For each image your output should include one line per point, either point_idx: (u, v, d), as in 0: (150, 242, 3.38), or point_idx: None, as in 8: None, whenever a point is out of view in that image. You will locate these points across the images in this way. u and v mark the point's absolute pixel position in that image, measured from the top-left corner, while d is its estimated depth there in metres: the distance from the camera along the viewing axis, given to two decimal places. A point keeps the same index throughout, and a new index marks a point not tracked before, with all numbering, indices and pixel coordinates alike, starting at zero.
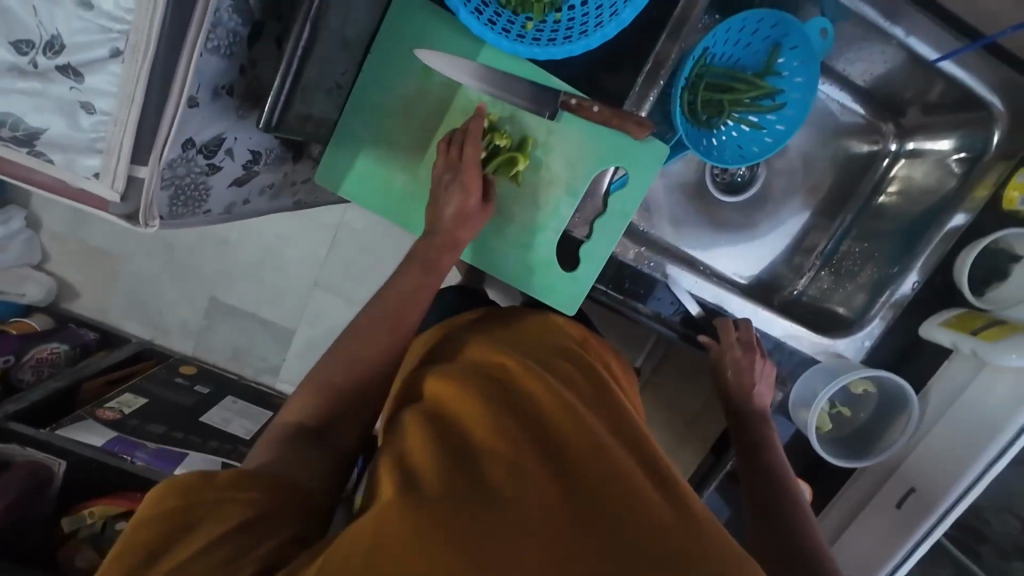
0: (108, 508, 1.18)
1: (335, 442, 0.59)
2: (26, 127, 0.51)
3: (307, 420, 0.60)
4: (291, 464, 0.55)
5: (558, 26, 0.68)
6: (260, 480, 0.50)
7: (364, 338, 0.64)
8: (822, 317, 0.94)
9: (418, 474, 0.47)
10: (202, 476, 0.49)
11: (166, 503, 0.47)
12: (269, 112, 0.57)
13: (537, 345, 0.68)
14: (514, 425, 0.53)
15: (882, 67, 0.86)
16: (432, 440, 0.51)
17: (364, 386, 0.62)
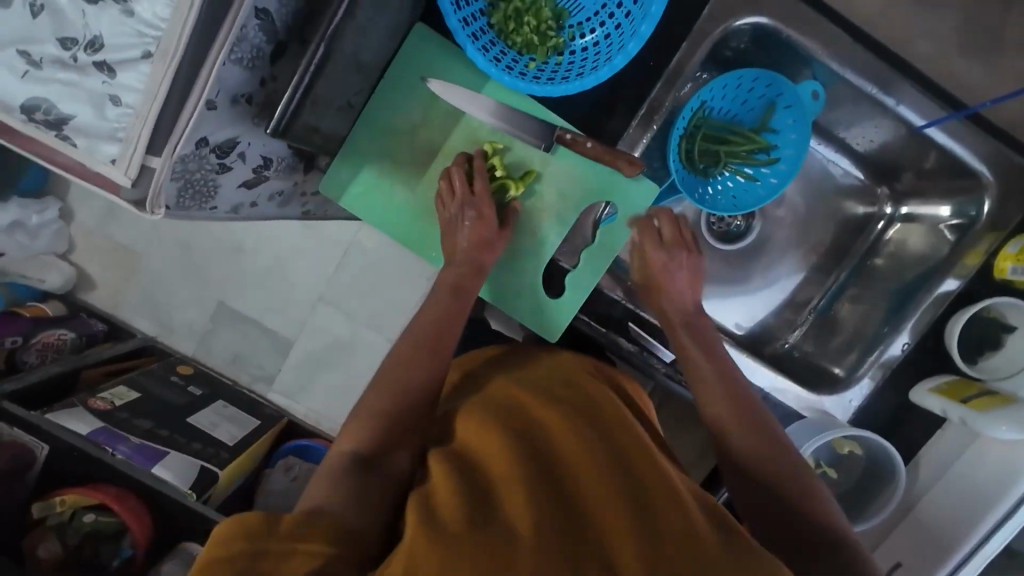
0: (78, 498, 1.18)
1: (385, 470, 0.62)
2: (57, 112, 0.56)
3: (356, 448, 0.63)
4: (348, 496, 0.58)
5: (558, 69, 0.73)
6: (324, 525, 0.53)
7: (390, 380, 0.69)
8: (813, 373, 0.93)
9: (446, 509, 0.52)
10: (265, 523, 0.51)
11: (232, 550, 0.50)
12: (278, 118, 0.61)
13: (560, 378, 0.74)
14: (533, 463, 0.58)
15: (875, 134, 0.89)
16: (457, 477, 0.57)
17: (400, 414, 0.67)
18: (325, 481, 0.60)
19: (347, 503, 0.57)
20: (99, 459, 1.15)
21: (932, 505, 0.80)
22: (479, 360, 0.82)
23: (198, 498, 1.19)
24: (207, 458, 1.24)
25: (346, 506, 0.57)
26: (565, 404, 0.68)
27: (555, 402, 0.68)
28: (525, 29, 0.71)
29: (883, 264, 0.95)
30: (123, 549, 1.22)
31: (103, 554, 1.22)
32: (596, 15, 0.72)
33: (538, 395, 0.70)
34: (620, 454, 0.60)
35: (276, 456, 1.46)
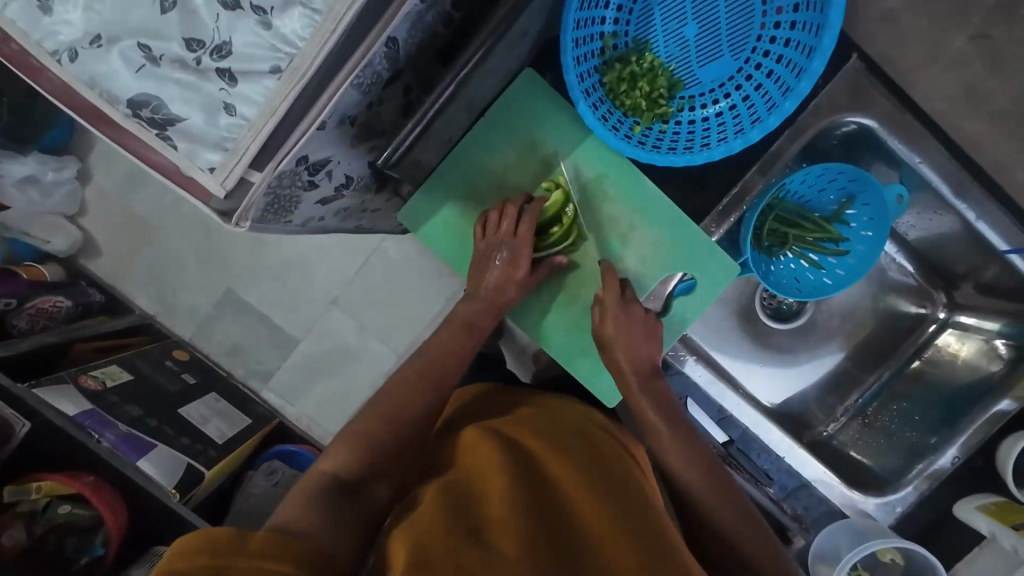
0: (56, 487, 1.04)
1: (365, 500, 0.58)
2: (165, 112, 0.53)
3: (340, 473, 0.60)
4: (322, 521, 0.53)
5: (663, 135, 0.72)
6: (291, 545, 0.47)
7: (403, 414, 0.66)
8: (851, 467, 0.92)
9: (436, 548, 0.47)
10: (234, 538, 0.46)
11: (190, 568, 0.43)
12: (391, 153, 0.72)
13: (565, 421, 0.70)
14: (533, 511, 0.54)
15: (945, 241, 0.90)
16: (448, 509, 0.52)
17: (394, 446, 0.64)
18: (300, 503, 0.55)
19: (319, 526, 0.52)
20: (83, 445, 1.02)
21: None
22: (481, 397, 0.79)
23: (180, 499, 1.08)
24: (194, 456, 1.14)
25: (313, 531, 0.51)
26: (574, 449, 0.64)
27: (563, 445, 0.64)
28: (637, 92, 0.71)
29: (925, 370, 0.96)
30: (94, 546, 1.09)
31: (69, 549, 1.09)
32: (713, 90, 0.72)
33: (545, 434, 0.65)
34: (628, 512, 0.56)
35: (260, 460, 1.33)
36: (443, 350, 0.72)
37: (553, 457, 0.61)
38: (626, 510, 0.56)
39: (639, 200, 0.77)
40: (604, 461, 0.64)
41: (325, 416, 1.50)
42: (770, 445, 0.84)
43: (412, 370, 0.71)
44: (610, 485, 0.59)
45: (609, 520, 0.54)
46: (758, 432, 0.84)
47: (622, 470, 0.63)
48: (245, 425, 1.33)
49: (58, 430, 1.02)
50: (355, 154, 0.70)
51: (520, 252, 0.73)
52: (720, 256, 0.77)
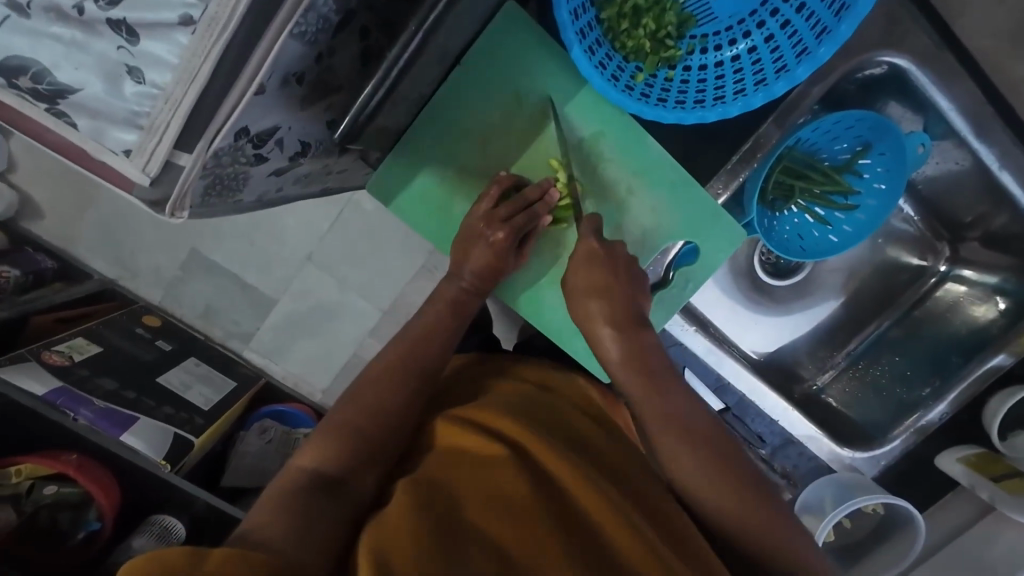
0: (37, 469, 0.93)
1: (351, 495, 0.53)
2: (53, 82, 0.43)
3: (321, 468, 0.54)
4: (301, 524, 0.48)
5: (669, 85, 0.63)
6: (254, 558, 0.41)
7: (389, 405, 0.60)
8: (839, 421, 0.94)
9: (400, 549, 0.42)
10: (188, 554, 0.40)
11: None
12: (350, 119, 0.56)
13: (548, 396, 0.65)
14: (513, 502, 0.49)
15: (957, 189, 0.84)
16: (421, 505, 0.48)
17: (376, 436, 0.58)
18: (275, 506, 0.50)
19: (291, 534, 0.47)
20: (57, 423, 0.92)
21: None
22: (467, 367, 0.73)
23: (172, 469, 1.01)
24: (180, 426, 1.07)
25: (289, 541, 0.46)
26: (557, 425, 0.59)
27: (547, 422, 0.59)
28: (640, 31, 0.60)
29: (922, 321, 0.94)
30: (89, 521, 0.99)
31: (63, 525, 0.97)
32: (729, 29, 0.62)
33: (524, 410, 0.60)
34: (616, 495, 0.52)
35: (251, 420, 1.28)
36: (430, 336, 0.66)
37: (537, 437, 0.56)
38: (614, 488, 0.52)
39: (640, 161, 0.68)
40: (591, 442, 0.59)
41: (311, 376, 1.45)
42: (765, 409, 0.84)
43: (387, 364, 0.64)
44: (597, 466, 0.55)
45: (599, 504, 0.50)
46: (755, 399, 0.84)
47: (604, 448, 0.58)
48: (231, 390, 1.25)
49: (28, 411, 0.90)
50: (309, 116, 0.59)
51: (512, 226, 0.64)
52: (726, 222, 0.70)
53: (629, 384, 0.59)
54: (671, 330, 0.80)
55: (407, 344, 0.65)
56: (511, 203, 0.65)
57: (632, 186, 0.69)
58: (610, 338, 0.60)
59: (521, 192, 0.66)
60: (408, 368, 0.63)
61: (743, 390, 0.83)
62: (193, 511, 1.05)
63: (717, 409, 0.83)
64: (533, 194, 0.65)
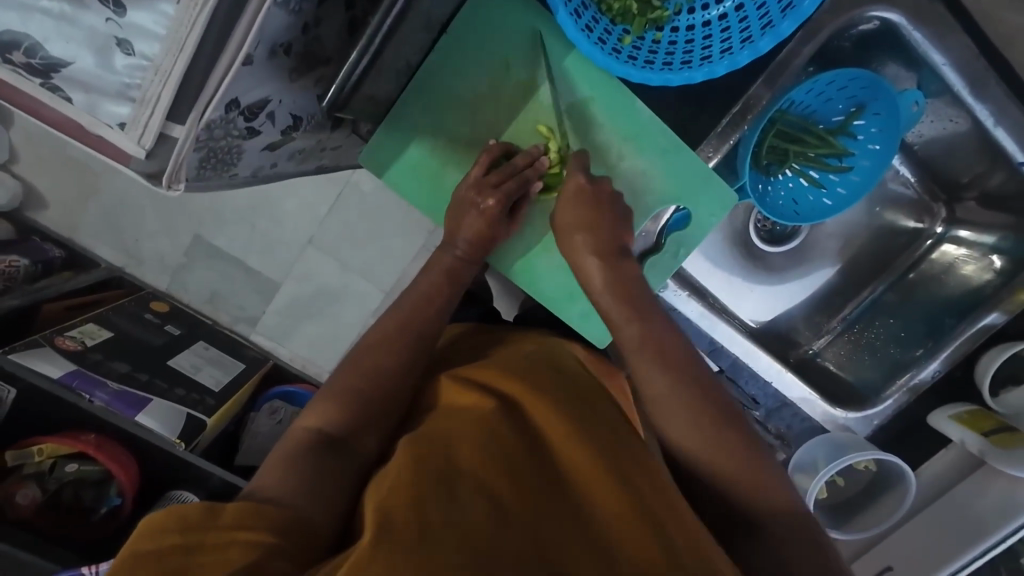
0: (57, 448, 0.96)
1: (353, 452, 0.55)
2: (45, 56, 0.44)
3: (324, 428, 0.57)
4: (308, 480, 0.51)
5: (657, 47, 0.62)
6: (265, 512, 0.46)
7: (388, 370, 0.62)
8: (833, 383, 0.95)
9: (398, 503, 0.44)
10: (205, 511, 0.44)
11: (164, 542, 0.43)
12: (339, 89, 0.57)
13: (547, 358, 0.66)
14: (511, 457, 0.51)
15: (953, 148, 0.84)
16: (420, 459, 0.49)
17: (377, 400, 0.60)
18: (283, 463, 0.53)
19: (298, 489, 0.50)
20: (72, 404, 0.95)
21: (917, 530, 0.83)
22: (464, 336, 0.75)
23: (187, 447, 1.04)
24: (193, 406, 1.10)
25: (298, 495, 0.50)
26: (556, 387, 0.59)
27: (545, 386, 0.59)
28: None
29: (918, 283, 0.95)
30: (111, 497, 1.02)
31: (86, 501, 1.01)
32: None
33: (521, 374, 0.60)
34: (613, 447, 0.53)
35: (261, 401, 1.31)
36: (426, 305, 0.67)
37: (533, 401, 0.57)
38: (610, 445, 0.53)
39: (630, 126, 0.68)
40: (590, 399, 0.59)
41: (317, 356, 1.48)
42: (759, 372, 0.86)
43: (384, 331, 0.65)
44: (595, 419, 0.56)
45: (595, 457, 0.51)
46: (749, 362, 0.85)
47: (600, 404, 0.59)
48: (241, 370, 1.28)
49: (45, 393, 0.94)
50: (299, 89, 0.59)
51: (503, 192, 0.65)
52: (717, 187, 0.70)
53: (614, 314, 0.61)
54: (664, 296, 0.81)
55: (404, 312, 0.66)
56: (501, 170, 0.66)
57: (623, 151, 0.69)
58: (595, 266, 0.63)
59: (512, 160, 0.66)
60: (405, 333, 0.65)
61: (737, 353, 0.85)
62: (209, 485, 1.06)
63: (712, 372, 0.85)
64: (522, 162, 0.66)
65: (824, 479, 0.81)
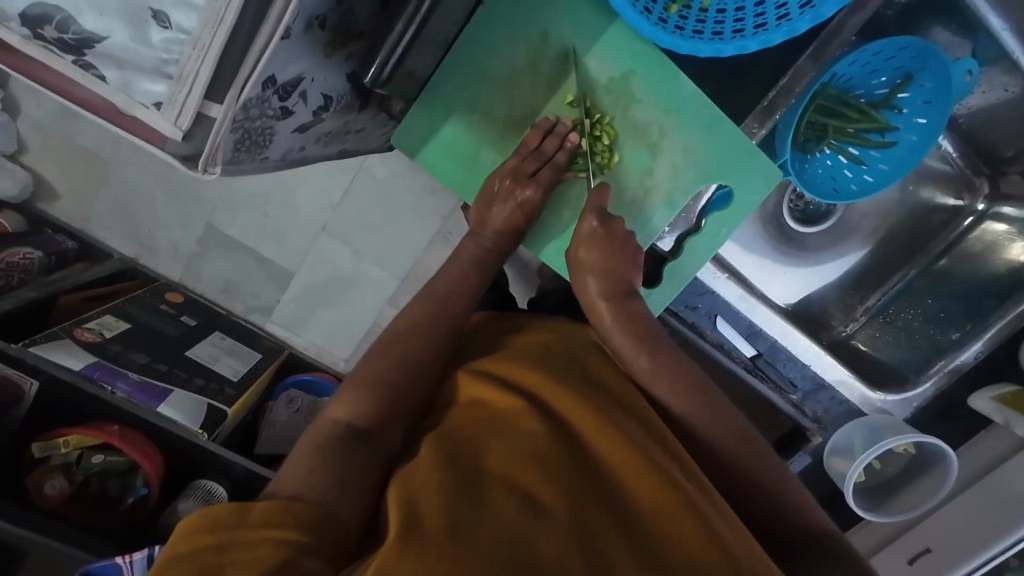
0: (83, 439, 0.96)
1: (380, 445, 0.53)
2: (76, 30, 0.41)
3: (354, 421, 0.54)
4: (336, 478, 0.49)
5: (705, 17, 0.59)
6: (297, 509, 0.44)
7: (420, 355, 0.60)
8: (867, 365, 0.93)
9: (428, 501, 0.44)
10: (235, 511, 0.43)
11: (198, 542, 0.42)
12: (381, 65, 0.54)
13: (576, 345, 0.63)
14: (536, 453, 0.49)
15: (999, 112, 0.82)
16: (446, 462, 0.48)
17: (402, 388, 0.58)
18: (311, 460, 0.50)
19: (327, 487, 0.48)
20: (95, 396, 0.95)
21: (960, 510, 0.82)
22: (484, 323, 0.72)
23: (210, 437, 1.03)
24: (213, 397, 1.09)
25: (328, 490, 0.48)
26: (585, 376, 0.58)
27: (574, 373, 0.58)
28: None
29: (955, 264, 0.92)
30: (137, 487, 1.02)
31: (113, 491, 1.01)
32: None
33: (545, 363, 0.58)
34: (640, 439, 0.51)
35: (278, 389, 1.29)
36: (459, 290, 0.66)
37: (557, 391, 0.54)
38: (642, 441, 0.51)
39: (673, 100, 0.65)
40: (614, 390, 0.57)
41: (334, 347, 1.46)
42: (797, 354, 0.84)
43: (416, 315, 0.63)
44: (622, 409, 0.55)
45: (619, 451, 0.50)
46: (786, 344, 0.84)
47: (626, 393, 0.57)
48: (260, 360, 1.27)
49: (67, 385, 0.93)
50: (331, 67, 0.57)
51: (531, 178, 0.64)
52: (764, 162, 0.67)
53: (622, 346, 0.61)
54: (702, 278, 0.78)
55: (440, 295, 0.65)
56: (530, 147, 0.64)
57: (667, 125, 0.66)
58: (608, 313, 0.62)
59: (545, 138, 0.65)
60: (432, 318, 0.63)
61: (775, 335, 0.83)
62: (233, 475, 1.05)
63: (748, 355, 0.83)
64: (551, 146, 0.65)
65: (863, 463, 0.79)
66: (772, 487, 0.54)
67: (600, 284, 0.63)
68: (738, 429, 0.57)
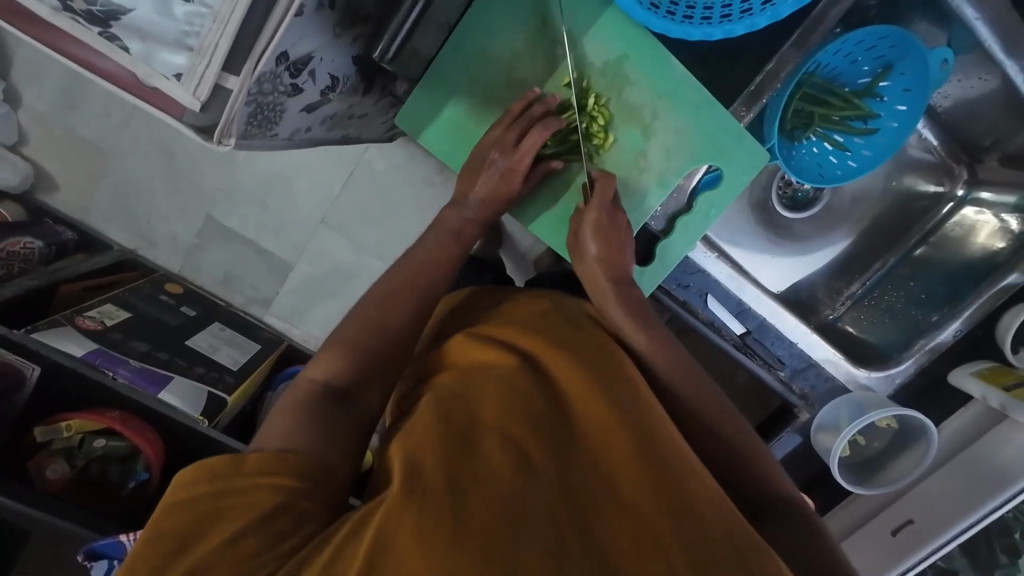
0: (86, 424, 0.98)
1: (355, 407, 0.56)
2: (104, 2, 0.44)
3: (331, 381, 0.57)
4: (319, 432, 0.52)
5: (694, 2, 0.62)
6: (286, 459, 0.48)
7: (394, 326, 0.62)
8: (853, 346, 0.97)
9: (427, 453, 0.46)
10: (229, 462, 0.47)
11: (195, 489, 0.45)
12: (384, 48, 0.64)
13: (565, 312, 0.66)
14: (527, 413, 0.51)
15: (975, 101, 0.86)
16: (443, 419, 0.50)
17: (382, 351, 0.60)
18: (291, 417, 0.52)
19: (314, 440, 0.51)
20: (97, 381, 0.96)
21: (941, 483, 0.85)
22: (463, 297, 0.75)
23: (210, 424, 1.04)
24: (214, 385, 1.10)
25: (315, 441, 0.51)
26: (574, 343, 0.60)
27: (564, 341, 0.60)
28: None
29: (936, 248, 0.96)
30: (138, 472, 1.03)
31: (113, 476, 1.03)
32: None
33: (535, 330, 0.61)
34: (624, 401, 0.54)
35: (278, 380, 1.30)
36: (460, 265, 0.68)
37: (549, 355, 0.58)
38: (625, 403, 0.53)
39: (665, 83, 0.68)
40: (603, 352, 0.59)
41: None
42: (786, 333, 0.87)
43: (420, 288, 0.66)
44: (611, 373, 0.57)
45: (604, 411, 0.52)
46: (775, 323, 0.87)
47: (615, 357, 0.60)
48: (258, 351, 1.29)
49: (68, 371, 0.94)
50: (338, 48, 0.60)
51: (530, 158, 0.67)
52: (751, 143, 0.71)
53: (619, 321, 0.64)
54: (695, 258, 0.81)
55: (442, 270, 0.67)
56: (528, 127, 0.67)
57: (660, 107, 0.70)
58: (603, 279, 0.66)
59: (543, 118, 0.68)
60: (434, 291, 0.66)
61: (764, 314, 0.86)
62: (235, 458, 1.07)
63: (738, 332, 0.86)
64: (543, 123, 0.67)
65: (847, 436, 0.83)
66: (743, 444, 0.59)
67: (603, 255, 0.66)
68: (716, 399, 0.61)
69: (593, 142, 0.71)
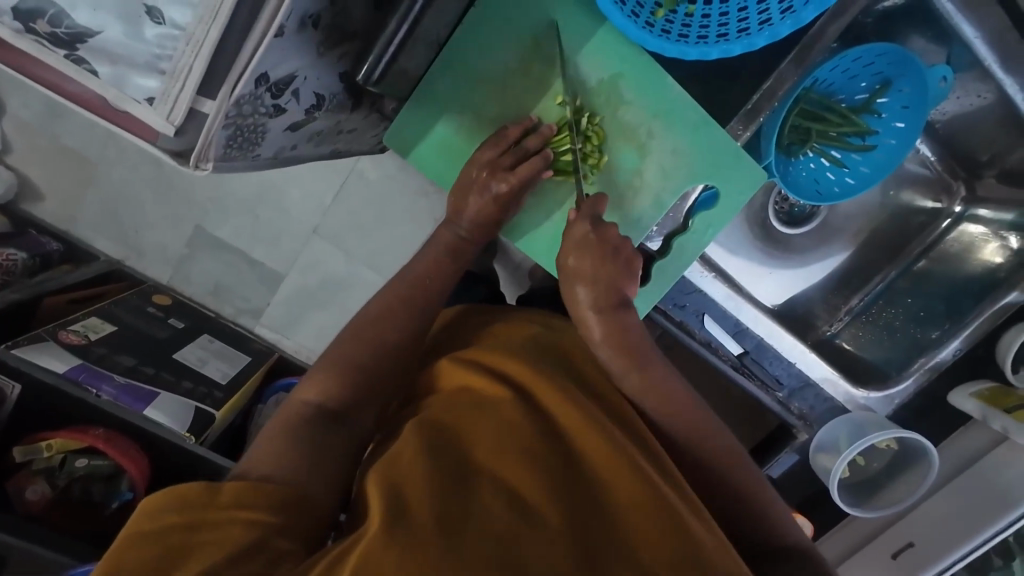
0: (66, 444, 0.94)
1: (352, 427, 0.54)
2: (70, 24, 0.42)
3: (323, 403, 0.55)
4: (306, 458, 0.49)
5: (690, 20, 0.61)
6: (266, 489, 0.45)
7: (396, 344, 0.61)
8: (851, 364, 0.95)
9: (412, 489, 0.44)
10: (204, 491, 0.44)
11: (164, 520, 0.43)
12: (370, 67, 0.58)
13: (559, 335, 0.64)
14: (517, 445, 0.49)
15: (974, 119, 0.85)
16: (430, 451, 0.48)
17: (373, 372, 0.58)
18: (279, 441, 0.50)
19: (301, 465, 0.48)
20: (80, 399, 0.93)
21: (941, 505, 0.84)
22: (462, 312, 0.73)
23: (197, 442, 1.01)
24: (201, 399, 1.07)
25: (302, 466, 0.48)
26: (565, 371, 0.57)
27: (556, 368, 0.57)
28: None
29: (934, 264, 0.95)
30: (122, 492, 0.99)
31: (96, 496, 0.99)
32: None
33: (527, 354, 0.59)
34: (619, 434, 0.52)
35: (268, 393, 1.27)
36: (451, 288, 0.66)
37: (539, 384, 0.54)
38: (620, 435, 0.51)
39: (661, 101, 0.67)
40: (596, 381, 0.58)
41: None
42: (785, 352, 0.86)
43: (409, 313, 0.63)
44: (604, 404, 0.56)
45: (599, 444, 0.50)
46: (772, 343, 0.85)
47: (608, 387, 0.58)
48: (248, 362, 1.26)
49: (49, 387, 0.91)
50: (324, 66, 0.58)
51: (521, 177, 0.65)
52: (749, 163, 0.69)
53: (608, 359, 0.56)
54: (691, 278, 0.80)
55: (431, 293, 0.65)
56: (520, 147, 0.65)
57: (655, 126, 0.68)
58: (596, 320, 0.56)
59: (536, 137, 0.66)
60: (424, 315, 0.64)
61: (762, 333, 0.84)
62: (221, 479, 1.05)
63: (735, 353, 0.84)
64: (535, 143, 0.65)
65: (846, 459, 0.82)
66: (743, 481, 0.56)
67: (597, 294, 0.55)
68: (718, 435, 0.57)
69: (587, 162, 0.69)
